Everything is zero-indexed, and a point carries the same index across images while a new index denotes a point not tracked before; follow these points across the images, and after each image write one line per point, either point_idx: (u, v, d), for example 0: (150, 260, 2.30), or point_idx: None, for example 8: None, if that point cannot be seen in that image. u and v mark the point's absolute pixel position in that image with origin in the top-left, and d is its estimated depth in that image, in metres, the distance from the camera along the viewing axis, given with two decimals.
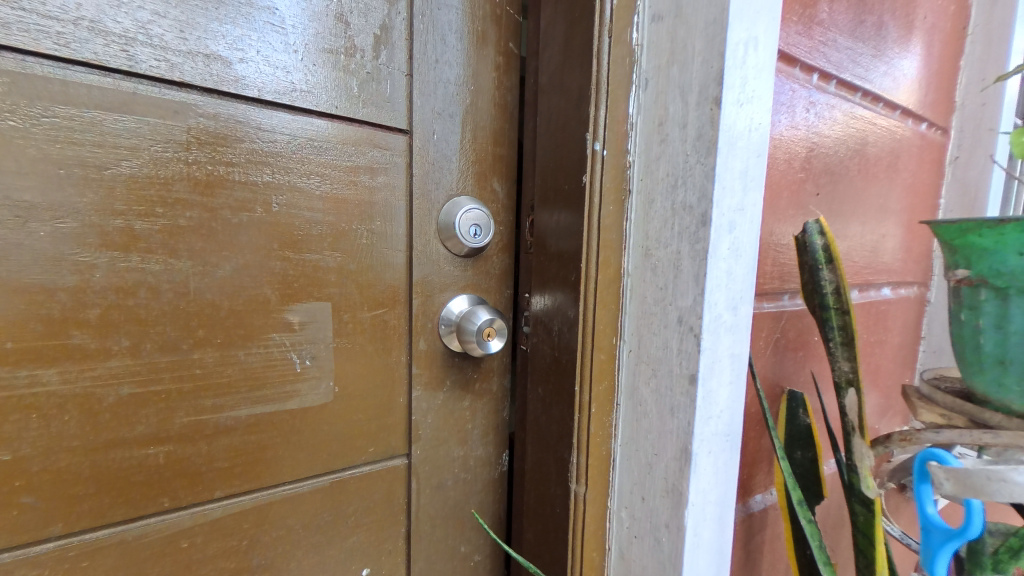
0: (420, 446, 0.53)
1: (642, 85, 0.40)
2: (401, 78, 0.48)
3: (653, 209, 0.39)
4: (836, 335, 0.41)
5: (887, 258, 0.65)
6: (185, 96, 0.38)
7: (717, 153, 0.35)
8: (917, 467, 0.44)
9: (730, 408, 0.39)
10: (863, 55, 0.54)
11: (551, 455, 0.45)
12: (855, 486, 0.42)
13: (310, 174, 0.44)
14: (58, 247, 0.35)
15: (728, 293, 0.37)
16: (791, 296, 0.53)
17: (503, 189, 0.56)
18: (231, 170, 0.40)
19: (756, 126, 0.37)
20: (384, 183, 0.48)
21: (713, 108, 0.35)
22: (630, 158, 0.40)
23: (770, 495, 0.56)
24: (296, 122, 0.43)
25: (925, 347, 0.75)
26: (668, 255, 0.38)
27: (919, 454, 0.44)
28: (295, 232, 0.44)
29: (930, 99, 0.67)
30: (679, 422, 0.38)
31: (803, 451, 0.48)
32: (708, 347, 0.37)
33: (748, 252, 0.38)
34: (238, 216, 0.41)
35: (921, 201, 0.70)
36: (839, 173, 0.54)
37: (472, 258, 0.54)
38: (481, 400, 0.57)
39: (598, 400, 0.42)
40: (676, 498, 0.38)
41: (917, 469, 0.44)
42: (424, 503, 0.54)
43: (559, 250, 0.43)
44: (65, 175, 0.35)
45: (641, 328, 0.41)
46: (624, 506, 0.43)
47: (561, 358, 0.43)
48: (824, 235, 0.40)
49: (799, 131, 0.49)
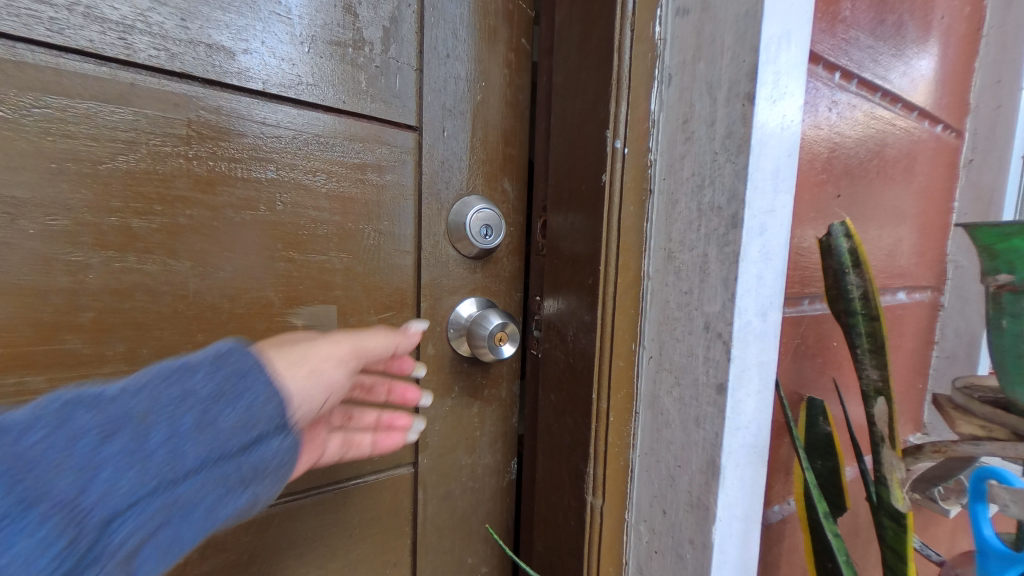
0: (427, 455, 0.52)
1: (665, 80, 0.38)
2: (411, 73, 0.46)
3: (677, 210, 0.37)
4: (864, 342, 0.40)
5: (902, 262, 0.64)
6: (186, 88, 0.36)
7: (751, 152, 0.33)
8: (972, 484, 0.42)
9: (758, 419, 0.37)
10: (884, 54, 0.53)
11: (565, 464, 0.44)
12: (883, 500, 0.40)
13: (315, 172, 0.43)
14: (50, 247, 0.33)
15: (758, 298, 0.35)
16: (811, 301, 0.51)
17: (514, 188, 0.54)
18: (234, 166, 0.39)
19: (788, 123, 0.35)
20: (392, 182, 0.47)
21: (745, 104, 0.33)
22: (651, 157, 0.39)
23: (788, 505, 0.54)
24: (304, 117, 0.42)
25: (938, 352, 0.73)
26: (693, 258, 0.36)
27: (975, 471, 0.43)
28: (300, 232, 0.42)
29: (946, 100, 0.66)
30: (704, 434, 0.36)
31: (823, 460, 0.47)
32: (738, 355, 0.35)
33: (778, 256, 0.35)
34: (241, 214, 0.39)
35: (936, 204, 0.69)
36: (859, 175, 0.53)
37: (481, 260, 0.52)
38: (489, 407, 0.55)
39: (615, 408, 0.41)
40: (702, 513, 0.36)
41: (971, 487, 0.43)
42: (431, 514, 0.53)
43: (575, 252, 0.41)
44: (58, 171, 0.33)
45: (662, 334, 0.39)
46: (643, 520, 0.41)
47: (577, 365, 0.42)
48: (850, 237, 0.39)
49: (821, 131, 0.48)
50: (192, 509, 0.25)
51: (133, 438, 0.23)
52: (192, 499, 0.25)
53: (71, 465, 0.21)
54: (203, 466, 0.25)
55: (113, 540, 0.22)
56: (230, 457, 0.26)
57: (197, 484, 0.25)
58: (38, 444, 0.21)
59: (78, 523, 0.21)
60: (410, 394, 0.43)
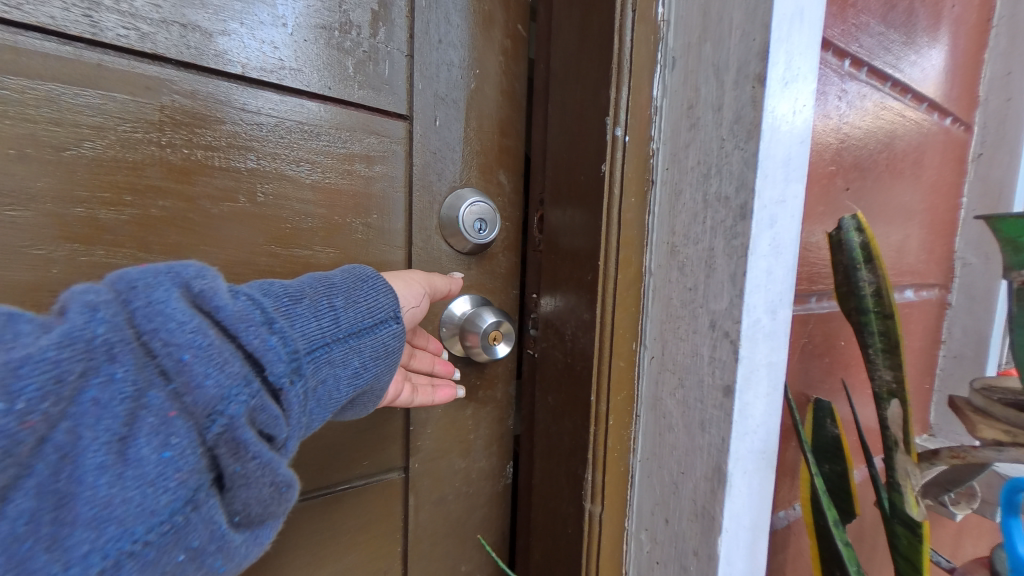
0: (419, 459, 0.50)
1: (669, 63, 0.37)
2: (401, 59, 0.44)
3: (681, 201, 0.36)
4: (876, 341, 0.38)
5: (910, 259, 0.62)
6: (158, 70, 0.34)
7: (761, 137, 0.30)
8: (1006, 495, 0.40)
9: (767, 423, 0.35)
10: (894, 42, 0.51)
11: (563, 469, 0.42)
12: (896, 508, 0.38)
13: (299, 161, 0.41)
14: (10, 239, 0.31)
15: (767, 295, 0.33)
16: (818, 299, 0.49)
17: (510, 181, 0.52)
18: (211, 154, 0.37)
19: (801, 108, 0.33)
20: (382, 173, 0.45)
21: (755, 86, 0.31)
22: (655, 146, 0.37)
23: (794, 511, 0.53)
24: (287, 104, 0.40)
25: (945, 352, 0.71)
26: (698, 252, 0.34)
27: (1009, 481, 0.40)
28: (283, 225, 0.40)
29: (956, 93, 0.64)
30: (709, 437, 0.34)
31: (832, 464, 0.45)
32: (746, 355, 0.33)
33: (789, 250, 0.33)
34: (219, 206, 0.37)
35: (944, 200, 0.67)
36: (868, 168, 0.51)
37: (475, 256, 0.50)
38: (484, 408, 0.53)
39: (616, 410, 0.38)
40: (707, 523, 0.35)
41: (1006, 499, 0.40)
42: (424, 520, 0.51)
43: (573, 248, 0.39)
44: (17, 157, 0.30)
45: (665, 333, 0.37)
46: (644, 528, 0.40)
47: (575, 366, 0.39)
48: (862, 231, 0.37)
49: (830, 121, 0.46)
50: (345, 363, 0.34)
51: (315, 301, 0.34)
52: (344, 353, 0.35)
53: (284, 311, 0.32)
54: (353, 328, 0.35)
55: (309, 365, 0.32)
56: (366, 328, 0.36)
57: (348, 340, 0.35)
58: (265, 296, 0.31)
59: (295, 344, 0.31)
60: (446, 368, 0.49)
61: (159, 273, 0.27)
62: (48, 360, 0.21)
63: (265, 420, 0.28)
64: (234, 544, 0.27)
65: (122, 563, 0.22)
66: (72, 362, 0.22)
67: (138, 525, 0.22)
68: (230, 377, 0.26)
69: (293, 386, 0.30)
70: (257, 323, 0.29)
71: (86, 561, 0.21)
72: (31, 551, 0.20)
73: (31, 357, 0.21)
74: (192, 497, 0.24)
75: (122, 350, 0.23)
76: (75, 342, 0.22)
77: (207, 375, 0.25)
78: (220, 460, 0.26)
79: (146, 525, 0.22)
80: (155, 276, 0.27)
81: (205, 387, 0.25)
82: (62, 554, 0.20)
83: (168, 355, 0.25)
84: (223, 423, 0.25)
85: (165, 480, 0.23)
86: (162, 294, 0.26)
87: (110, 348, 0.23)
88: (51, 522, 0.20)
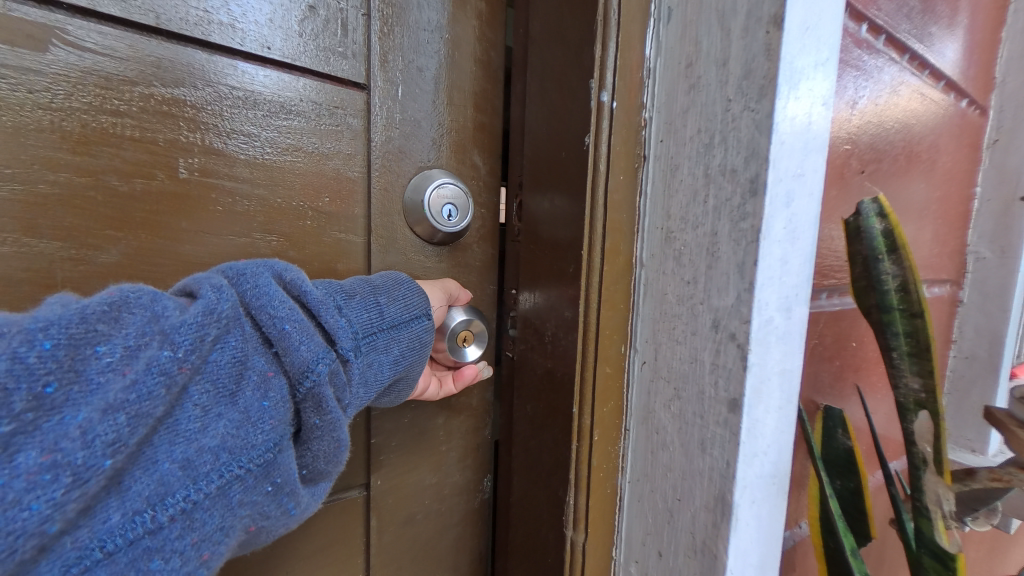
0: (383, 476, 0.44)
1: (663, 16, 0.31)
2: (357, 18, 0.38)
3: (678, 178, 0.30)
4: (902, 344, 0.33)
5: (922, 253, 0.58)
6: (47, 17, 0.29)
7: (778, 91, 0.25)
8: None
9: (778, 440, 0.30)
10: (912, 10, 0.46)
11: (542, 489, 0.37)
12: (923, 535, 0.33)
13: (233, 134, 0.35)
14: None
15: (781, 289, 0.27)
16: (829, 296, 0.44)
17: (486, 163, 0.46)
18: (119, 121, 0.32)
19: (823, 60, 0.27)
20: (336, 150, 0.39)
21: (770, 31, 0.25)
22: (647, 115, 0.32)
23: (799, 531, 0.48)
24: (214, 64, 0.34)
25: (956, 352, 0.67)
26: (698, 238, 0.29)
27: None
28: (210, 208, 0.35)
29: (973, 72, 0.59)
30: (709, 459, 0.29)
31: (843, 480, 0.40)
32: (757, 363, 0.27)
33: (807, 235, 0.28)
34: (129, 182, 0.33)
35: (958, 189, 0.62)
36: (884, 150, 0.46)
37: (447, 246, 0.45)
38: (458, 417, 0.48)
39: (601, 424, 0.33)
40: (707, 561, 0.29)
41: None
42: (389, 542, 0.45)
43: (554, 238, 0.34)
44: None
45: (658, 334, 0.32)
46: (634, 560, 0.35)
47: (556, 372, 0.34)
48: (884, 217, 0.32)
49: (845, 95, 0.41)
50: (387, 350, 0.35)
51: (366, 295, 0.36)
52: (393, 339, 0.36)
53: (346, 299, 0.34)
54: (403, 318, 0.36)
55: (368, 346, 0.34)
56: (404, 321, 0.37)
57: (397, 329, 0.36)
58: (331, 287, 0.35)
59: (359, 325, 0.34)
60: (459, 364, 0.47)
61: (259, 266, 0.31)
62: (193, 323, 0.25)
63: (339, 385, 0.31)
64: (302, 491, 0.31)
65: (230, 484, 0.25)
66: (208, 327, 0.26)
67: (243, 456, 0.26)
68: (318, 346, 0.30)
69: (358, 361, 0.33)
70: (332, 307, 0.33)
71: (206, 479, 0.24)
72: (169, 469, 0.23)
73: (180, 319, 0.25)
74: (278, 443, 0.28)
75: (237, 321, 0.27)
76: (210, 312, 0.26)
77: (302, 343, 0.29)
78: (302, 415, 0.30)
79: (249, 457, 0.26)
80: (256, 268, 0.31)
81: (299, 353, 0.29)
82: (191, 472, 0.24)
83: (271, 327, 0.29)
84: (312, 382, 0.29)
85: (262, 422, 0.27)
86: (264, 279, 0.30)
87: (230, 320, 0.27)
88: (183, 450, 0.24)
